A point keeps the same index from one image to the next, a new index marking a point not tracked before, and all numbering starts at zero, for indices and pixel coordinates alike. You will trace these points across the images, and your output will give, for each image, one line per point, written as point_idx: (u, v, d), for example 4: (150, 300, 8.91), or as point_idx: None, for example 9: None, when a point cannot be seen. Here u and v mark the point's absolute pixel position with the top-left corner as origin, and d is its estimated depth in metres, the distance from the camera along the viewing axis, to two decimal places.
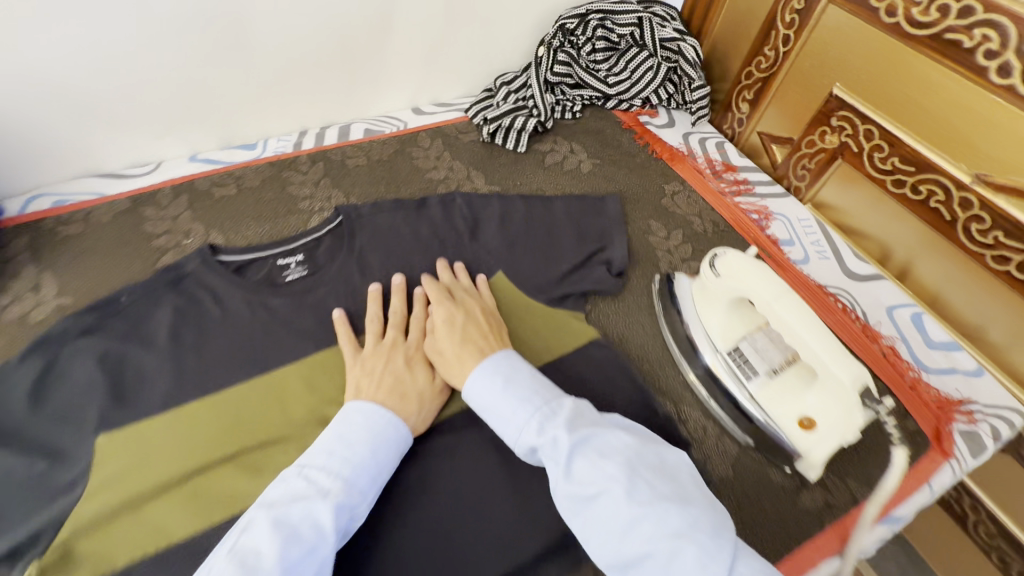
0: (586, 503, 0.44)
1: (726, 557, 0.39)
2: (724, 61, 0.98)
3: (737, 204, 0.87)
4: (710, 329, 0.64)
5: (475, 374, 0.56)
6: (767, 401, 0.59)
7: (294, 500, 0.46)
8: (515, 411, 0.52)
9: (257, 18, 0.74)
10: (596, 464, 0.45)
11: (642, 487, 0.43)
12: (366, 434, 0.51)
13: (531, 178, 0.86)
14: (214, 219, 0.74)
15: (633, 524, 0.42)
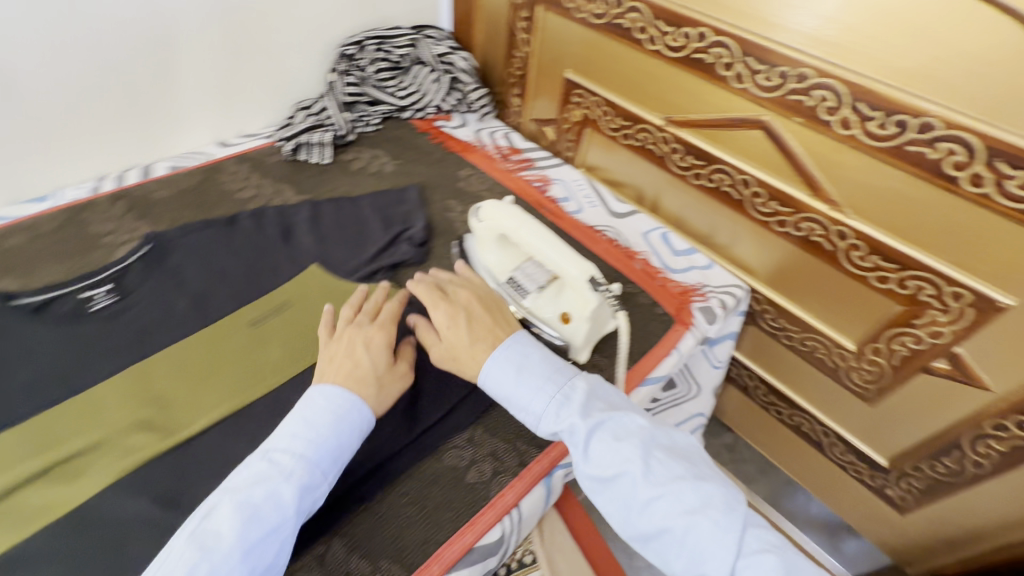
0: (608, 482, 0.56)
1: (733, 530, 0.52)
2: (495, 66, 1.17)
3: (521, 177, 1.05)
4: (491, 267, 0.79)
5: (488, 365, 0.62)
6: (539, 309, 0.74)
7: (256, 485, 0.51)
8: (535, 403, 0.60)
9: (22, 69, 0.77)
10: (613, 447, 0.56)
11: (661, 469, 0.55)
12: (331, 417, 0.55)
13: (339, 184, 0.96)
14: (7, 268, 0.74)
15: (651, 499, 0.54)
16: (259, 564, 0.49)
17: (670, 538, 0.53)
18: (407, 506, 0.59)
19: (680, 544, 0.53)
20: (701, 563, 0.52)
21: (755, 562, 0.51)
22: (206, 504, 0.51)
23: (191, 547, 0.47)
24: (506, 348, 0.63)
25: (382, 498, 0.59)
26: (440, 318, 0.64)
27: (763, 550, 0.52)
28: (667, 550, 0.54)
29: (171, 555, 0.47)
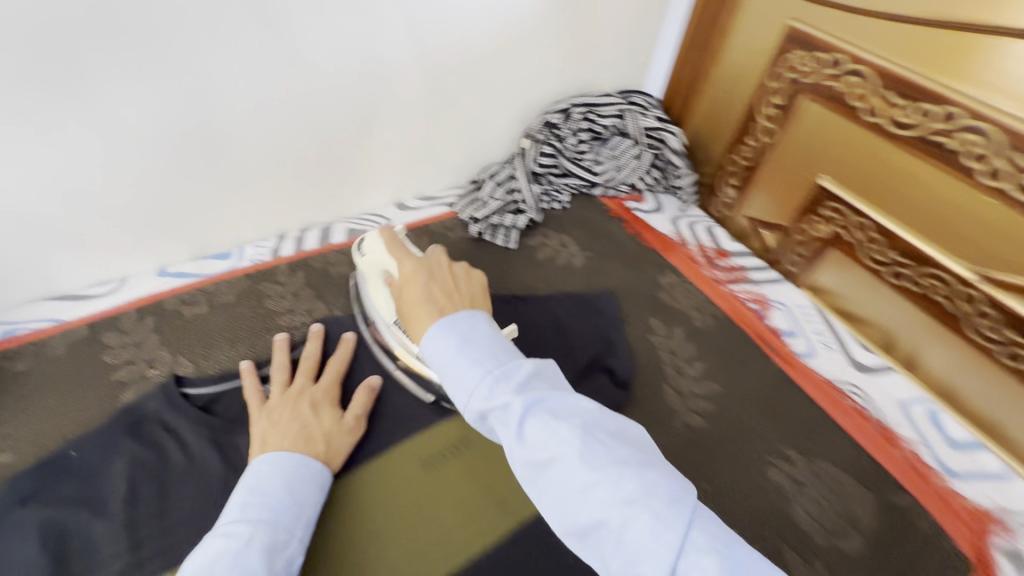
0: (565, 498, 0.39)
1: (680, 524, 0.35)
2: (707, 147, 0.99)
3: (734, 295, 0.85)
4: (380, 307, 0.67)
5: (424, 344, 0.47)
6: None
7: (220, 553, 0.43)
8: (462, 380, 0.44)
9: (236, 127, 0.70)
10: (548, 426, 0.40)
11: (602, 451, 0.39)
12: (281, 478, 0.51)
13: (523, 276, 0.83)
14: (184, 343, 0.68)
15: (591, 490, 0.38)
16: None
17: (610, 538, 0.37)
18: None
19: (620, 545, 0.36)
20: (639, 559, 0.35)
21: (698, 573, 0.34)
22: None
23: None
24: (444, 323, 0.48)
25: None
26: (405, 270, 0.56)
27: (711, 549, 0.35)
28: (605, 549, 0.37)
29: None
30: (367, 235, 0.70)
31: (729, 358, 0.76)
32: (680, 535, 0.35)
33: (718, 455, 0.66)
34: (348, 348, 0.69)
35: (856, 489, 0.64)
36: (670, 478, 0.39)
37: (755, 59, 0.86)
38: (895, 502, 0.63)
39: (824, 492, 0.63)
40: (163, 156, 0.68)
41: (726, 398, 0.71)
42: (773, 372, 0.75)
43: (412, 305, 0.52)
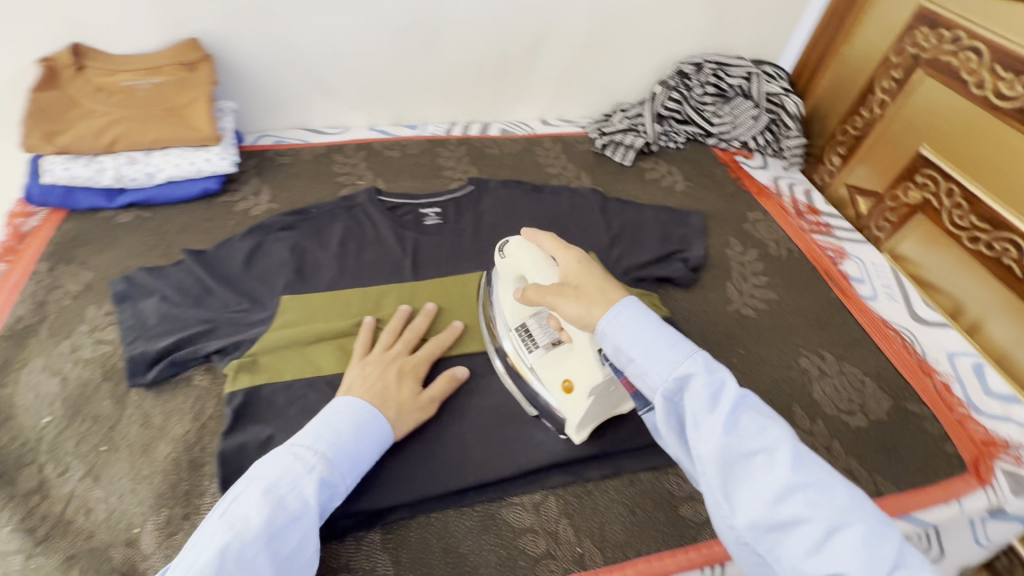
0: (741, 459, 0.41)
1: (890, 550, 0.36)
2: (824, 118, 1.09)
3: (814, 240, 0.97)
4: (504, 309, 0.67)
5: (606, 321, 0.49)
6: (541, 371, 0.62)
7: (286, 473, 0.48)
8: (651, 356, 0.46)
9: (450, 30, 0.97)
10: (759, 423, 0.42)
11: (809, 459, 0.40)
12: (352, 424, 0.53)
13: (630, 188, 1.02)
14: (383, 170, 0.96)
15: (792, 489, 0.39)
16: (282, 553, 0.44)
17: (811, 540, 0.37)
18: (619, 504, 0.60)
19: (821, 551, 0.37)
20: (840, 559, 0.36)
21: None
22: (241, 480, 0.48)
23: (218, 531, 0.43)
24: (621, 308, 0.49)
25: (599, 483, 0.61)
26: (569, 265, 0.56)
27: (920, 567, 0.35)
28: (799, 552, 0.38)
29: (208, 540, 0.43)
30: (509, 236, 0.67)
31: (791, 281, 0.89)
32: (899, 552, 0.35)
33: (759, 338, 0.80)
34: (427, 318, 0.69)
35: (875, 390, 0.75)
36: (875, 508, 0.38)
37: (884, 37, 0.95)
38: (907, 407, 0.73)
39: (843, 383, 0.75)
40: (398, 42, 0.96)
41: (778, 303, 0.85)
42: (830, 299, 0.86)
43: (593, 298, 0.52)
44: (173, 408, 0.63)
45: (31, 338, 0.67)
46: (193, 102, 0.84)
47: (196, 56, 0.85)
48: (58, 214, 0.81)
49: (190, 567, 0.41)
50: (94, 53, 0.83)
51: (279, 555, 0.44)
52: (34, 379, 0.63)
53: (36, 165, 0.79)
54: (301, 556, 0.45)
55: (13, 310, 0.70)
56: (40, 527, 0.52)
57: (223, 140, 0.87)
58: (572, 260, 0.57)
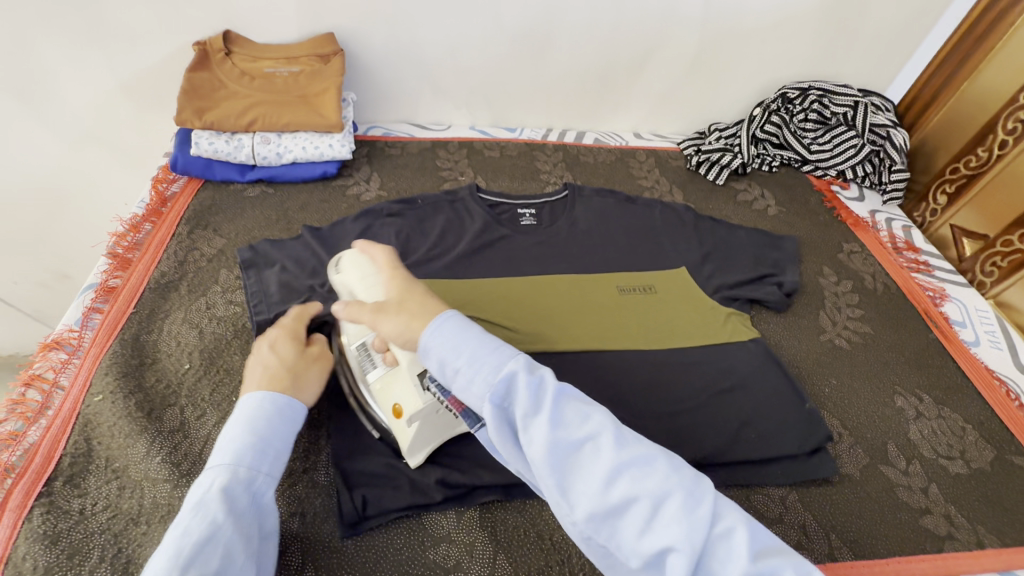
0: (572, 452, 0.42)
1: (710, 505, 0.39)
2: (932, 154, 1.06)
3: (913, 278, 0.94)
4: (354, 337, 0.62)
5: (429, 337, 0.47)
6: (379, 391, 0.60)
7: (187, 502, 0.46)
8: (473, 364, 0.44)
9: (561, 40, 1.00)
10: (579, 412, 0.43)
11: (627, 435, 0.42)
12: (240, 423, 0.52)
13: (721, 207, 1.02)
14: (483, 169, 1.01)
15: (622, 471, 0.40)
16: (209, 572, 0.42)
17: (644, 513, 0.39)
18: None
19: (653, 522, 0.39)
20: (666, 530, 0.38)
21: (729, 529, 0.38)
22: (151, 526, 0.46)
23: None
24: (444, 321, 0.48)
25: None
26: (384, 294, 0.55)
27: (732, 507, 0.40)
28: (634, 531, 0.39)
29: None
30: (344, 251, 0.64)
31: (888, 317, 0.86)
32: (710, 505, 0.39)
33: (854, 371, 0.78)
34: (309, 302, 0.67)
35: (977, 439, 0.72)
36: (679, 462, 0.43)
37: (1015, 77, 0.92)
38: (1013, 461, 0.71)
39: (942, 429, 0.73)
40: (510, 48, 1.01)
41: (874, 338, 0.83)
42: (929, 341, 0.84)
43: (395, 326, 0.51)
44: None
45: (173, 293, 0.74)
46: (325, 91, 0.90)
47: (331, 50, 0.92)
48: (194, 183, 0.89)
49: None
50: (242, 41, 0.91)
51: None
52: (176, 329, 0.70)
53: (185, 136, 0.88)
54: (231, 570, 0.44)
55: (159, 265, 0.77)
56: (183, 462, 0.58)
57: (344, 128, 0.93)
58: (395, 282, 0.56)
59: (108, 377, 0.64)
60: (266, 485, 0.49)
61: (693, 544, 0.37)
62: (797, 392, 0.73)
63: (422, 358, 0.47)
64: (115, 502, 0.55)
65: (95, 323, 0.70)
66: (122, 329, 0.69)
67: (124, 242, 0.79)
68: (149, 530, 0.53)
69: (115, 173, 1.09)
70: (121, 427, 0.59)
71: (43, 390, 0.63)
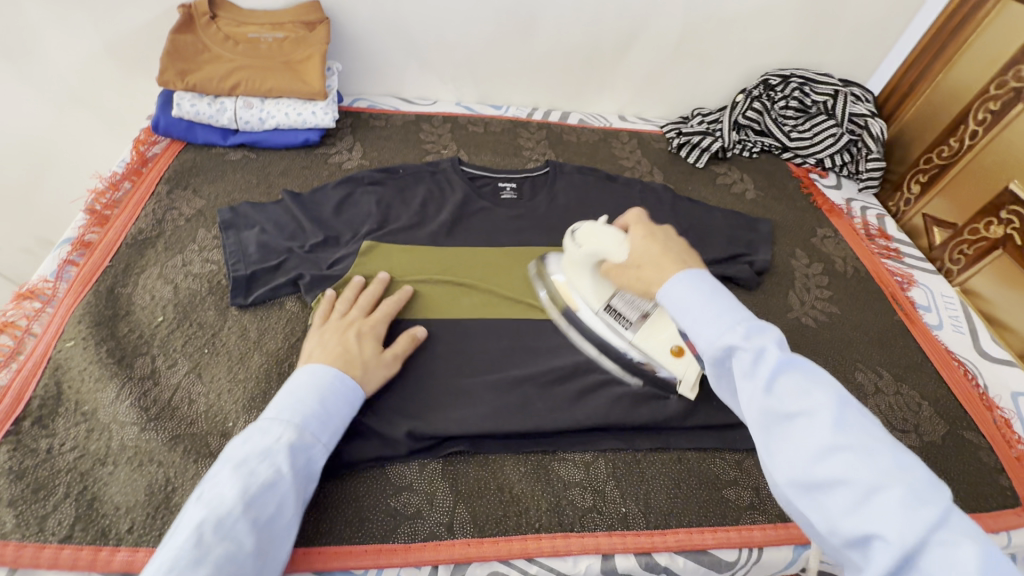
0: (785, 421, 0.42)
1: (939, 508, 0.35)
2: (907, 145, 1.08)
3: (883, 264, 0.96)
4: (584, 292, 0.70)
5: (673, 283, 0.52)
6: (648, 334, 0.67)
7: (256, 445, 0.50)
8: (703, 323, 0.48)
9: (547, 17, 1.01)
10: (803, 387, 0.42)
11: (854, 421, 0.40)
12: (315, 390, 0.55)
13: (700, 189, 1.03)
14: (467, 143, 1.02)
15: (836, 451, 0.39)
16: (261, 518, 0.46)
17: (855, 498, 0.37)
18: (666, 477, 0.62)
19: (866, 512, 0.37)
20: (875, 516, 0.36)
21: (954, 541, 0.34)
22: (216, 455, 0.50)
23: (193, 509, 0.44)
24: (697, 274, 0.52)
25: (648, 455, 0.64)
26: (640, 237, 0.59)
27: (971, 532, 0.34)
28: (839, 509, 0.38)
29: (185, 520, 0.44)
30: (574, 224, 0.70)
31: (855, 298, 0.89)
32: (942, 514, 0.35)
33: (818, 348, 0.80)
34: (378, 285, 0.70)
35: (931, 415, 0.74)
36: (920, 467, 0.39)
37: (986, 69, 0.94)
38: (964, 436, 0.73)
39: (899, 404, 0.75)
40: (497, 24, 1.01)
41: (839, 317, 0.85)
42: (894, 323, 0.86)
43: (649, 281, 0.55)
44: (267, 327, 0.69)
45: (150, 249, 0.75)
46: (308, 57, 0.91)
47: (317, 17, 0.92)
48: (177, 146, 0.90)
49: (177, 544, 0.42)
50: (227, 5, 0.91)
51: (255, 522, 0.45)
52: (151, 284, 0.71)
53: (168, 98, 0.88)
54: (278, 522, 0.47)
55: (137, 222, 0.78)
56: (152, 407, 0.59)
57: (328, 97, 0.93)
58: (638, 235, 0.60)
59: (80, 325, 0.64)
60: (321, 453, 0.53)
61: (902, 537, 0.35)
62: None
63: (661, 301, 0.52)
64: (82, 443, 0.56)
65: (70, 275, 0.71)
66: (97, 281, 0.70)
67: (103, 199, 0.80)
68: (115, 469, 0.54)
69: (98, 137, 1.09)
70: (92, 372, 0.60)
71: (15, 335, 0.64)
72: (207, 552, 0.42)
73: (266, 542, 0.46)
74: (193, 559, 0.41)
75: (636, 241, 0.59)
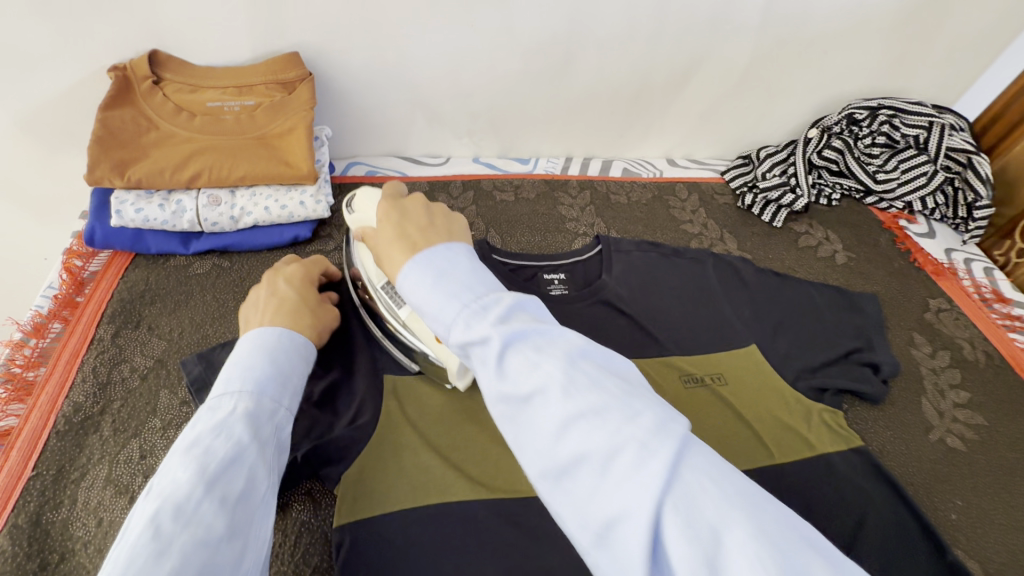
0: (517, 407, 0.32)
1: (668, 453, 0.28)
2: (1016, 186, 0.91)
3: (1013, 341, 0.79)
4: (367, 267, 0.64)
5: (410, 265, 0.40)
6: (413, 325, 0.60)
7: (206, 424, 0.39)
8: (444, 306, 0.36)
9: (588, 52, 0.80)
10: (531, 358, 0.33)
11: (582, 377, 0.31)
12: (261, 352, 0.47)
13: (782, 255, 0.85)
14: (495, 218, 0.82)
15: (572, 423, 0.30)
16: (230, 494, 0.35)
17: (595, 475, 0.29)
18: None
19: (607, 486, 0.28)
20: (623, 496, 0.27)
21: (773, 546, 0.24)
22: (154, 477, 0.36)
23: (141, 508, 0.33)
24: (427, 257, 0.40)
25: None
26: (380, 210, 0.47)
27: (742, 500, 0.27)
28: (584, 496, 0.29)
29: (131, 520, 0.32)
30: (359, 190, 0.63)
31: (998, 398, 0.72)
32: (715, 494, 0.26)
33: (979, 484, 0.63)
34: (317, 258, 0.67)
35: None
36: (656, 407, 0.31)
37: None
38: None
39: None
40: (526, 64, 0.80)
41: (990, 432, 0.68)
42: None
43: (386, 252, 0.44)
44: (270, 557, 0.52)
45: (92, 436, 0.54)
46: (290, 130, 0.69)
47: (297, 74, 0.70)
48: (122, 259, 0.68)
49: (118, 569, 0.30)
50: (174, 64, 0.69)
51: (228, 501, 0.35)
52: (95, 499, 0.50)
53: (104, 199, 0.66)
54: (253, 497, 0.36)
55: (70, 393, 0.56)
56: None
57: (319, 177, 0.72)
58: (385, 212, 0.46)
59: None
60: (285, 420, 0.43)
61: (657, 522, 0.26)
62: (920, 524, 0.58)
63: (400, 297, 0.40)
64: None
65: None
66: (16, 506, 0.49)
67: (20, 357, 0.59)
68: None
69: (23, 229, 0.85)
70: None
71: None
72: (169, 543, 0.31)
73: (242, 521, 0.35)
74: (154, 559, 0.30)
75: (383, 214, 0.46)
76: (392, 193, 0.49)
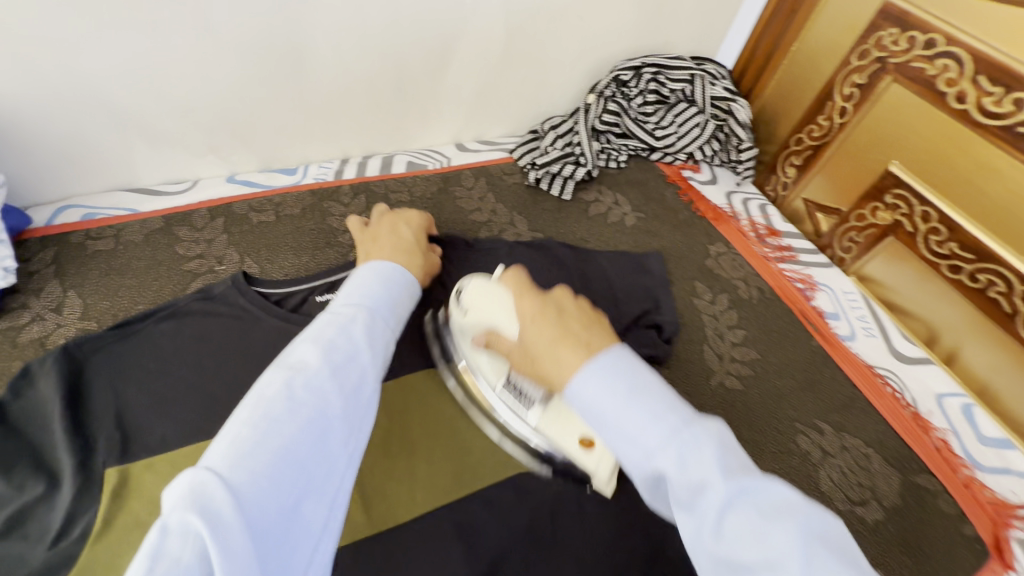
0: (628, 456, 0.36)
1: (802, 552, 0.27)
2: (773, 124, 0.97)
3: (782, 272, 0.85)
4: (482, 369, 0.60)
5: (502, 293, 0.51)
6: (549, 428, 0.57)
7: (332, 322, 0.42)
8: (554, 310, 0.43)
9: (321, 44, 0.71)
10: (629, 407, 0.36)
11: (696, 450, 0.33)
12: (379, 279, 0.50)
13: (575, 228, 0.85)
14: (251, 245, 0.71)
15: (688, 482, 0.32)
16: (348, 387, 0.38)
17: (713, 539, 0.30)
18: None
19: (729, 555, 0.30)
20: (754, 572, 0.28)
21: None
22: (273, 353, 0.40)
23: (275, 373, 0.37)
24: (599, 366, 0.38)
25: None
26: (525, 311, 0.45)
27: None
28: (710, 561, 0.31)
29: (266, 380, 0.37)
30: (463, 285, 0.60)
31: (769, 329, 0.77)
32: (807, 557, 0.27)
33: (752, 420, 0.67)
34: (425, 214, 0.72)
35: (882, 466, 0.66)
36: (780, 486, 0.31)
37: (845, 34, 0.82)
38: (918, 482, 0.65)
39: (848, 464, 0.65)
40: (250, 67, 0.70)
41: (762, 365, 0.73)
42: (813, 350, 0.76)
43: (540, 356, 0.42)
44: None
45: None
46: None
47: None
48: None
49: (260, 404, 0.35)
50: None
51: (346, 388, 0.38)
52: None
53: None
54: (365, 392, 0.40)
55: None
56: None
57: None
58: (526, 299, 0.46)
59: None
60: (393, 343, 0.46)
61: None
62: None
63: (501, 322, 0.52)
64: None
65: None
66: None
67: None
68: None
69: None
70: None
71: None
72: (297, 401, 0.36)
73: (355, 413, 0.38)
74: (288, 413, 0.35)
75: (523, 309, 0.46)
76: (528, 290, 0.47)
